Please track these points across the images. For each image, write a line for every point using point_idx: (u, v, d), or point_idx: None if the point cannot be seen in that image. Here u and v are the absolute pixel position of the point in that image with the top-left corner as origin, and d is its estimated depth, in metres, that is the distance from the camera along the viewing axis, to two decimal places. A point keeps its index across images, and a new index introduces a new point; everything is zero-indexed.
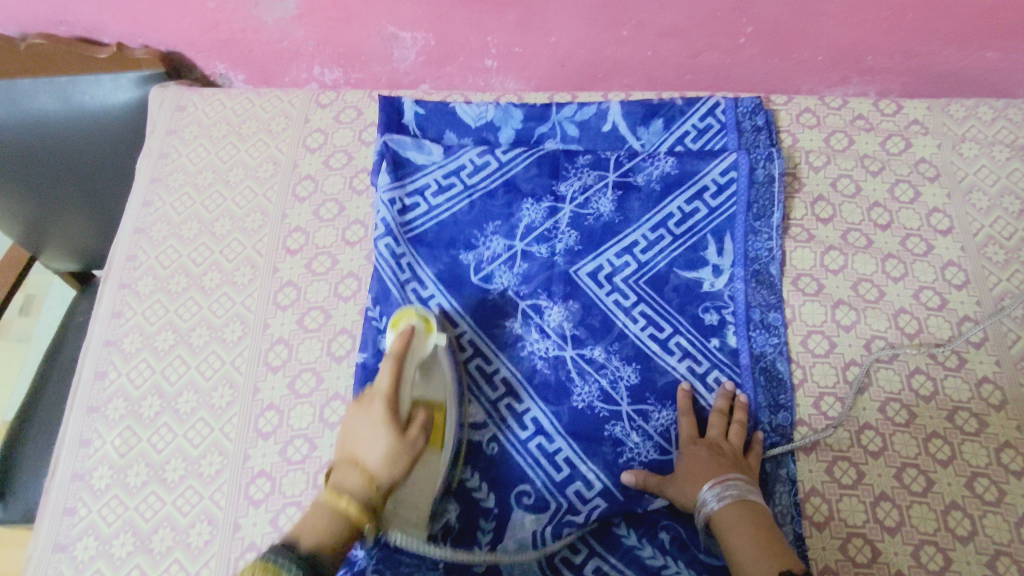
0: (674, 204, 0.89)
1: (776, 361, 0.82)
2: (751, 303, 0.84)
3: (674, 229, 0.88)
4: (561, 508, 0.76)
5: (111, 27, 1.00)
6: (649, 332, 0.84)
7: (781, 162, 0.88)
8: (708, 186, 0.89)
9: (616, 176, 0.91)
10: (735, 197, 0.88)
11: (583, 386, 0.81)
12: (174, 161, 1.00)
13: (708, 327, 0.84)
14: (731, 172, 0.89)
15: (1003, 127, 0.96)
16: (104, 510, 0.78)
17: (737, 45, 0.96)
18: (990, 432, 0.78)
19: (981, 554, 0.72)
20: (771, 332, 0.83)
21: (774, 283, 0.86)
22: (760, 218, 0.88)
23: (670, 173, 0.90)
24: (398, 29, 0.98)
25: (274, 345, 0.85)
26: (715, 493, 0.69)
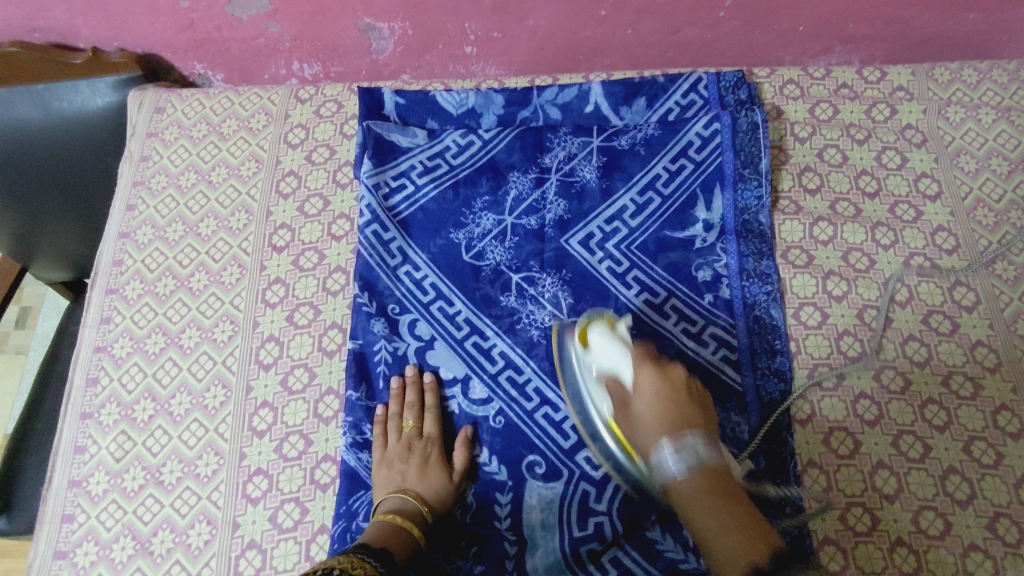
0: (660, 165, 0.90)
1: (770, 309, 0.82)
2: (744, 254, 0.84)
3: (662, 191, 0.88)
4: (574, 474, 0.75)
5: (86, 31, 1.00)
6: (644, 296, 0.83)
7: (763, 112, 0.89)
8: (692, 142, 0.90)
9: (600, 141, 0.92)
10: (721, 148, 0.88)
11: None
12: (155, 163, 1.00)
13: (702, 284, 0.83)
14: (713, 125, 0.89)
15: (989, 89, 0.95)
16: (104, 515, 0.78)
17: (717, 18, 0.95)
18: (986, 395, 0.77)
19: (980, 517, 0.72)
20: (764, 280, 0.83)
21: (764, 232, 0.86)
22: (748, 166, 0.87)
23: (653, 135, 0.91)
24: (374, 19, 0.97)
25: (265, 343, 0.85)
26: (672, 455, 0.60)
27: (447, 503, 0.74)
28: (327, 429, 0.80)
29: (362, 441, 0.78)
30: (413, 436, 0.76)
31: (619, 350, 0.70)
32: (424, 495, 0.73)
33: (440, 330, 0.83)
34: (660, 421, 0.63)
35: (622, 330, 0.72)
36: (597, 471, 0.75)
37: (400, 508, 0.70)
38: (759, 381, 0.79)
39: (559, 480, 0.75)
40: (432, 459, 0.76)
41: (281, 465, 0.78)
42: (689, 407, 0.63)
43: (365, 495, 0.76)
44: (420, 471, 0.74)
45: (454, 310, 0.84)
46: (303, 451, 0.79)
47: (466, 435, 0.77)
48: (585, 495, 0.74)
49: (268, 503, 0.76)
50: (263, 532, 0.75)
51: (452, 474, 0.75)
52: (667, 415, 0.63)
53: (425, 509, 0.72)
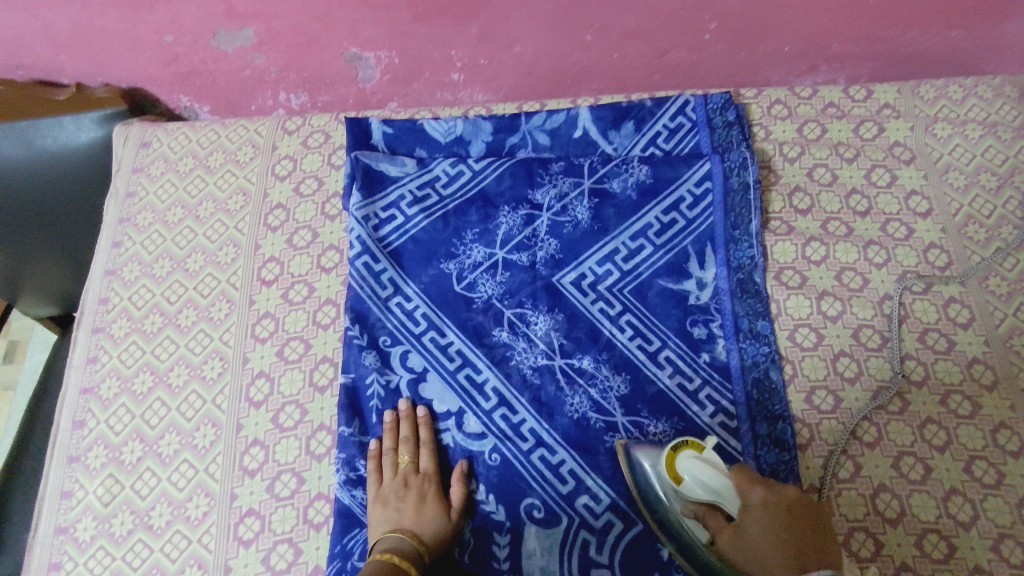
0: (651, 214, 0.89)
1: (769, 369, 0.80)
2: (738, 314, 0.83)
3: (653, 239, 0.87)
4: (574, 523, 0.74)
5: (70, 67, 0.99)
6: (637, 343, 0.82)
7: (756, 169, 0.88)
8: (685, 197, 0.89)
9: (591, 183, 0.91)
10: (712, 207, 0.88)
11: (573, 397, 0.79)
12: (141, 199, 0.99)
13: (697, 341, 0.82)
14: (706, 181, 0.89)
15: (974, 104, 0.96)
16: (92, 562, 0.76)
17: (702, 41, 0.95)
18: (986, 414, 0.77)
19: (985, 538, 0.71)
20: (761, 341, 0.81)
21: (759, 291, 0.84)
22: (738, 227, 0.87)
23: (645, 181, 0.90)
24: (360, 49, 0.96)
25: (255, 380, 0.83)
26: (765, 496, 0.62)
27: (445, 540, 0.72)
28: (320, 466, 0.78)
29: (356, 478, 0.77)
30: (410, 472, 0.75)
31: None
32: (421, 533, 0.71)
33: (433, 363, 0.82)
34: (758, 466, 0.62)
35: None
36: (597, 521, 0.74)
37: (397, 548, 0.69)
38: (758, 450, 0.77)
39: (559, 527, 0.74)
40: (429, 497, 0.74)
41: (274, 506, 0.77)
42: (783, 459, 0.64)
43: (359, 534, 0.74)
44: (416, 510, 0.72)
45: (446, 341, 0.83)
46: (296, 490, 0.77)
47: (462, 470, 0.76)
48: (585, 544, 0.73)
49: (261, 545, 0.75)
50: (256, 575, 0.73)
51: (450, 513, 0.74)
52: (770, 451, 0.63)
53: (421, 546, 0.70)
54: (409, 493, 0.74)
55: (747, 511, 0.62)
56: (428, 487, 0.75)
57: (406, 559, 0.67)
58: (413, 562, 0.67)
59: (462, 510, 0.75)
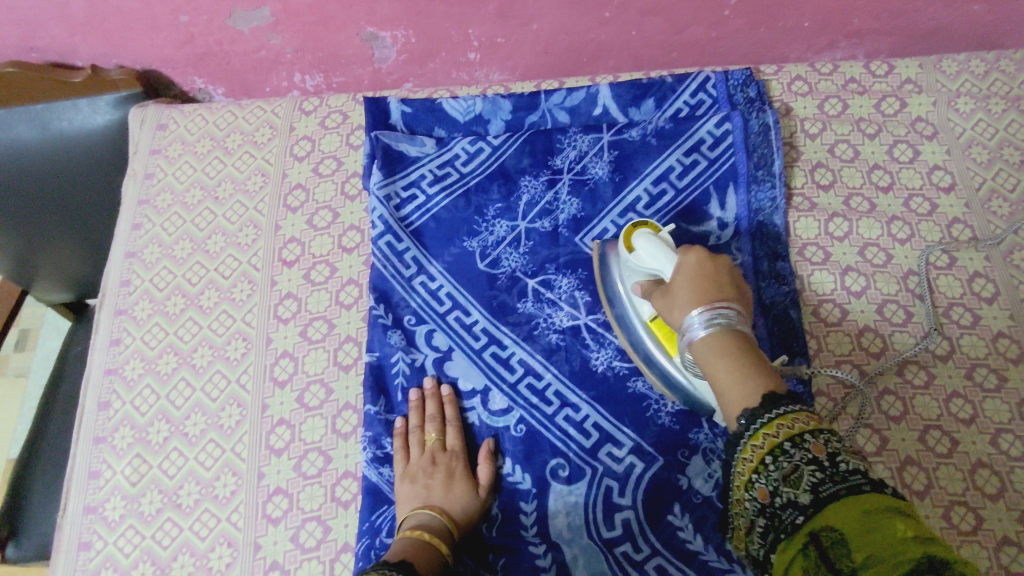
0: (672, 158, 0.89)
1: (789, 309, 0.81)
2: (759, 252, 0.83)
3: (676, 182, 0.88)
4: (598, 472, 0.74)
5: (83, 49, 0.98)
6: None
7: (775, 112, 0.88)
8: (704, 139, 0.89)
9: (610, 135, 0.91)
10: (733, 147, 0.88)
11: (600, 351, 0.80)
12: (159, 181, 0.99)
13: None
14: (724, 124, 0.89)
15: (997, 79, 0.95)
16: (121, 541, 0.76)
17: (722, 17, 0.94)
18: (1012, 387, 0.77)
19: (1012, 510, 0.71)
20: (782, 281, 0.82)
21: (780, 234, 0.85)
22: (761, 167, 0.87)
23: (664, 129, 0.90)
24: (377, 28, 0.96)
25: (279, 359, 0.84)
26: (700, 318, 0.59)
27: (473, 516, 0.72)
28: (347, 444, 0.79)
29: (383, 456, 0.77)
30: (437, 449, 0.75)
31: (666, 251, 0.68)
32: (448, 510, 0.71)
33: (457, 340, 0.82)
34: (689, 302, 0.62)
35: (667, 235, 0.71)
36: (619, 465, 0.74)
37: (426, 524, 0.69)
38: (779, 384, 0.77)
39: (582, 482, 0.74)
40: (457, 473, 0.74)
41: (301, 484, 0.77)
42: (723, 292, 0.62)
43: (388, 510, 0.74)
44: (445, 487, 0.72)
45: (471, 319, 0.83)
46: (323, 468, 0.78)
47: (489, 447, 0.76)
48: (609, 491, 0.73)
49: (289, 522, 0.75)
50: (286, 552, 0.74)
51: (478, 489, 0.74)
52: (702, 289, 0.62)
53: (450, 523, 0.70)
54: (436, 470, 0.74)
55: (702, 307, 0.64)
56: (455, 465, 0.75)
57: (435, 535, 0.67)
58: (442, 538, 0.67)
59: (490, 487, 0.74)
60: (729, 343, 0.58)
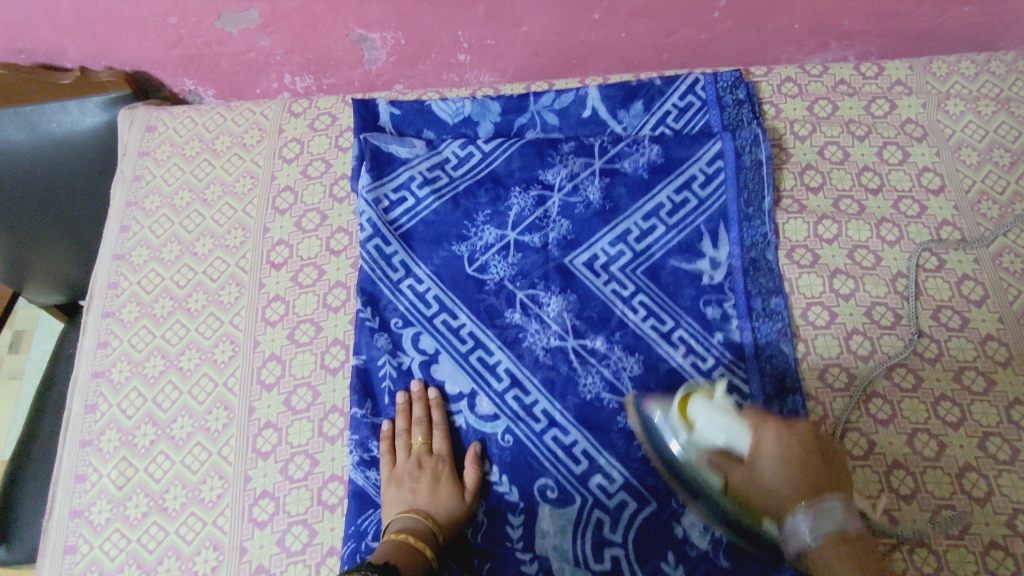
0: (663, 194, 0.88)
1: (782, 344, 0.80)
2: (751, 291, 0.82)
3: (666, 219, 0.87)
4: (587, 502, 0.74)
5: (73, 51, 0.99)
6: (650, 324, 0.81)
7: (768, 146, 0.87)
8: (696, 176, 0.88)
9: (602, 163, 0.90)
10: (725, 186, 0.87)
11: (588, 377, 0.79)
12: (147, 183, 0.98)
13: (710, 320, 0.81)
14: (718, 160, 0.88)
15: (987, 81, 0.95)
16: (107, 544, 0.76)
17: (711, 19, 0.94)
18: (999, 391, 0.76)
19: (999, 514, 0.71)
20: (775, 317, 0.81)
21: (772, 268, 0.83)
22: (752, 205, 0.86)
23: (656, 161, 0.89)
24: (366, 30, 0.95)
25: (266, 363, 0.83)
26: (808, 509, 0.60)
27: (459, 520, 0.72)
28: (333, 448, 0.78)
29: (369, 459, 0.77)
30: (423, 454, 0.75)
31: (730, 419, 0.65)
32: (434, 514, 0.71)
33: (444, 344, 0.82)
34: (795, 500, 0.61)
35: (722, 395, 0.67)
36: (610, 500, 0.74)
37: (411, 527, 0.69)
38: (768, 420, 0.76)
39: (571, 505, 0.73)
40: (443, 477, 0.74)
41: (287, 488, 0.77)
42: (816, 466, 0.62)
43: (373, 514, 0.74)
44: (431, 489, 0.73)
45: (458, 323, 0.83)
46: (309, 472, 0.77)
47: (476, 452, 0.76)
48: (599, 524, 0.72)
49: (275, 526, 0.75)
50: (271, 556, 0.73)
51: (464, 494, 0.74)
52: (796, 457, 0.62)
53: (435, 527, 0.70)
54: (422, 474, 0.74)
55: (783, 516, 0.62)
56: (442, 469, 0.75)
57: (420, 539, 0.67)
58: (427, 542, 0.67)
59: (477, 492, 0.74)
60: (841, 539, 0.59)
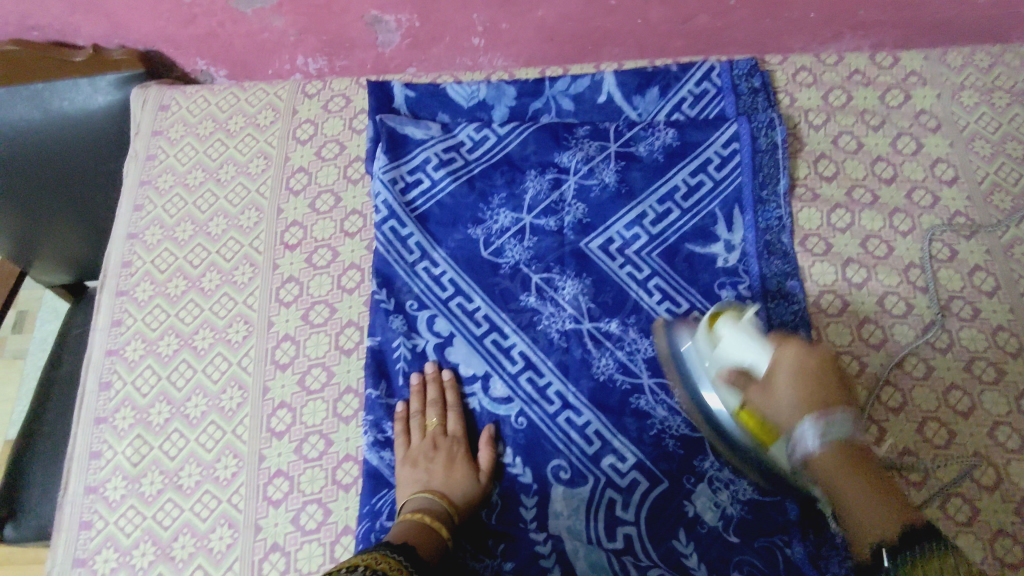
0: (679, 177, 0.88)
1: (797, 327, 0.80)
2: (766, 274, 0.82)
3: (681, 203, 0.87)
4: (600, 482, 0.74)
5: (85, 29, 0.98)
6: (665, 306, 0.82)
7: (784, 129, 0.87)
8: (711, 159, 0.88)
9: (617, 146, 0.90)
10: (741, 167, 0.87)
11: (601, 360, 0.79)
12: (161, 162, 0.98)
13: (724, 302, 0.81)
14: (733, 142, 0.88)
15: (1002, 72, 0.95)
16: (122, 521, 0.77)
17: (728, 6, 0.94)
18: (1010, 380, 0.77)
19: (1007, 501, 0.72)
20: (789, 300, 0.81)
21: (787, 252, 0.84)
22: (766, 185, 0.86)
23: (672, 144, 0.89)
24: (381, 12, 0.95)
25: (280, 343, 0.84)
26: (813, 429, 0.59)
27: (474, 502, 0.73)
28: (348, 428, 0.79)
29: (384, 440, 0.77)
30: (438, 434, 0.76)
31: (755, 342, 0.66)
32: (450, 495, 0.71)
33: (459, 327, 0.82)
34: (802, 413, 0.61)
35: (751, 320, 0.68)
36: (622, 479, 0.74)
37: (427, 507, 0.69)
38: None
39: (584, 486, 0.74)
40: (457, 458, 0.74)
41: (302, 467, 0.77)
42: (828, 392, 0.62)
43: (388, 494, 0.74)
44: (446, 469, 0.73)
45: (473, 306, 0.83)
46: (323, 452, 0.78)
47: (490, 433, 0.77)
48: (611, 504, 0.73)
49: (290, 505, 0.75)
50: (286, 534, 0.74)
51: (478, 475, 0.74)
52: (810, 390, 0.62)
53: (451, 508, 0.70)
54: (437, 455, 0.74)
55: (805, 466, 0.61)
56: (456, 451, 0.75)
57: (437, 519, 0.67)
58: (443, 523, 0.68)
59: (491, 473, 0.75)
60: (846, 450, 0.59)
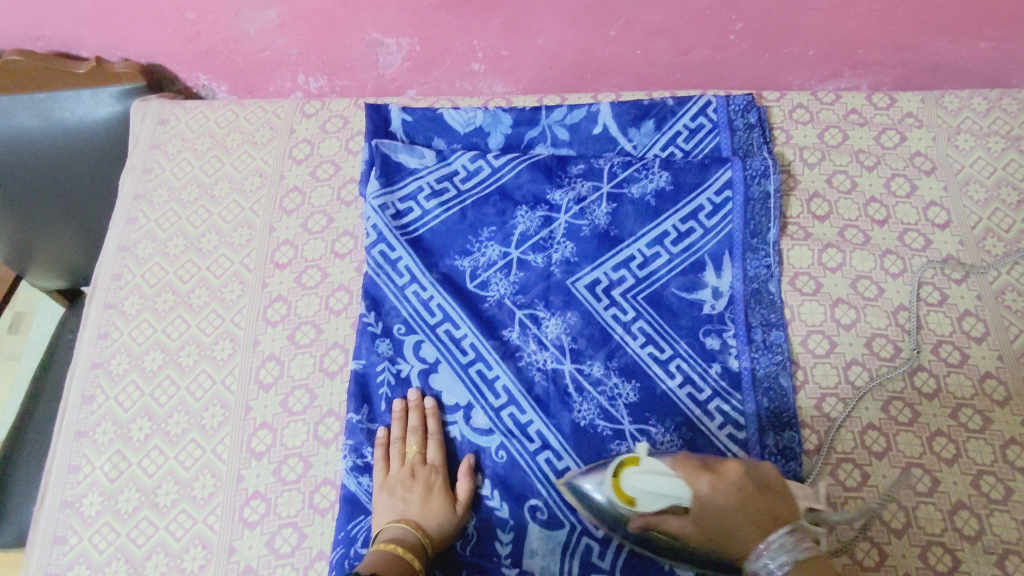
0: (669, 222, 0.87)
1: (779, 378, 0.80)
2: (751, 324, 0.82)
3: (671, 247, 0.86)
4: (577, 527, 0.73)
5: (89, 41, 0.98)
6: (648, 351, 0.81)
7: (777, 179, 0.86)
8: (703, 205, 0.87)
9: (610, 187, 0.90)
10: (732, 216, 0.86)
11: (582, 403, 0.79)
12: (157, 176, 0.99)
13: (710, 351, 0.81)
14: (726, 190, 0.87)
15: (998, 117, 0.95)
16: (96, 537, 0.76)
17: (727, 41, 0.94)
18: (995, 429, 0.76)
19: (989, 554, 0.71)
20: (774, 351, 0.81)
21: (774, 301, 0.84)
22: (756, 236, 0.86)
23: (665, 188, 0.88)
24: (382, 35, 0.96)
25: (265, 363, 0.84)
26: (780, 563, 0.57)
27: (449, 534, 0.72)
28: (328, 452, 0.79)
29: (363, 465, 0.76)
30: (417, 463, 0.75)
31: (668, 477, 0.61)
32: (423, 525, 0.70)
33: (445, 354, 0.82)
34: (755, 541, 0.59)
35: (652, 459, 0.64)
36: None
37: (400, 538, 0.68)
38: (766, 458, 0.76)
39: (560, 522, 0.73)
40: (435, 489, 0.74)
41: (279, 489, 0.77)
42: (767, 505, 0.60)
43: (364, 521, 0.74)
44: (422, 501, 0.72)
45: (460, 333, 0.83)
46: (302, 474, 0.77)
47: (469, 464, 0.76)
48: (587, 550, 0.72)
49: (265, 528, 0.75)
50: (260, 558, 0.73)
51: (455, 506, 0.73)
52: (754, 533, 0.59)
53: (425, 539, 0.69)
54: (414, 486, 0.73)
55: None
56: (433, 480, 0.74)
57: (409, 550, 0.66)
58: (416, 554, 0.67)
59: (468, 504, 0.74)
60: (808, 560, 0.57)
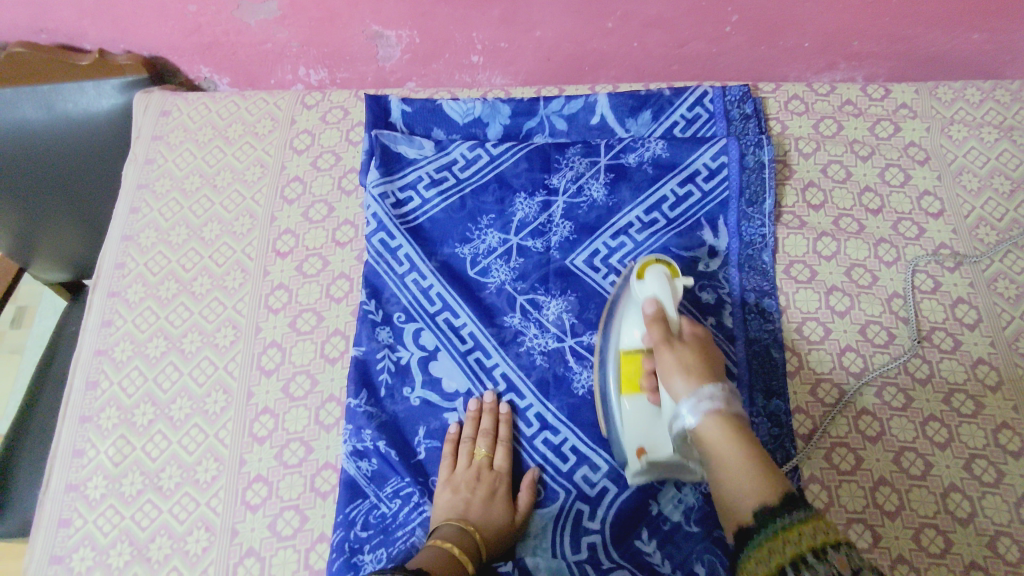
0: (667, 187, 0.89)
1: (773, 347, 0.82)
2: (745, 286, 0.85)
3: (668, 213, 0.88)
4: (571, 495, 0.75)
5: (93, 34, 0.99)
6: None
7: (771, 149, 0.88)
8: (699, 171, 0.89)
9: (608, 160, 0.91)
10: (727, 182, 0.88)
11: (583, 373, 0.80)
12: (160, 166, 1.00)
13: (706, 308, 0.84)
14: (721, 157, 0.89)
15: (991, 108, 0.96)
16: (100, 520, 0.77)
17: (723, 33, 0.95)
18: (987, 414, 0.77)
19: (981, 535, 0.72)
20: (767, 318, 0.83)
21: (767, 269, 0.86)
22: (752, 203, 0.88)
23: (661, 157, 0.90)
24: (382, 27, 0.97)
25: (267, 349, 0.85)
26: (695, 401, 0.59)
27: (504, 542, 0.72)
28: (328, 436, 0.80)
29: (361, 450, 0.77)
30: (485, 466, 0.75)
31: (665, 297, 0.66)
32: (480, 527, 0.70)
33: (444, 341, 0.83)
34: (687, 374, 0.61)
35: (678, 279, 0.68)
36: (592, 488, 0.75)
37: (457, 534, 0.68)
38: (756, 423, 0.78)
39: (556, 501, 0.75)
40: (498, 494, 0.74)
41: (281, 473, 0.78)
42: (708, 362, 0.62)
43: (363, 504, 0.75)
44: (485, 503, 0.72)
45: (460, 321, 0.84)
46: (303, 459, 0.79)
47: (534, 476, 0.76)
48: (580, 514, 0.74)
49: (267, 510, 0.76)
50: (262, 539, 0.74)
51: (514, 514, 0.73)
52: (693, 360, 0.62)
53: (482, 541, 0.69)
54: (480, 486, 0.74)
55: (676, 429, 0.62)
56: (499, 487, 0.74)
57: (462, 548, 0.66)
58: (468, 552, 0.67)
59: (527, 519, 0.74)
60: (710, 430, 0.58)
